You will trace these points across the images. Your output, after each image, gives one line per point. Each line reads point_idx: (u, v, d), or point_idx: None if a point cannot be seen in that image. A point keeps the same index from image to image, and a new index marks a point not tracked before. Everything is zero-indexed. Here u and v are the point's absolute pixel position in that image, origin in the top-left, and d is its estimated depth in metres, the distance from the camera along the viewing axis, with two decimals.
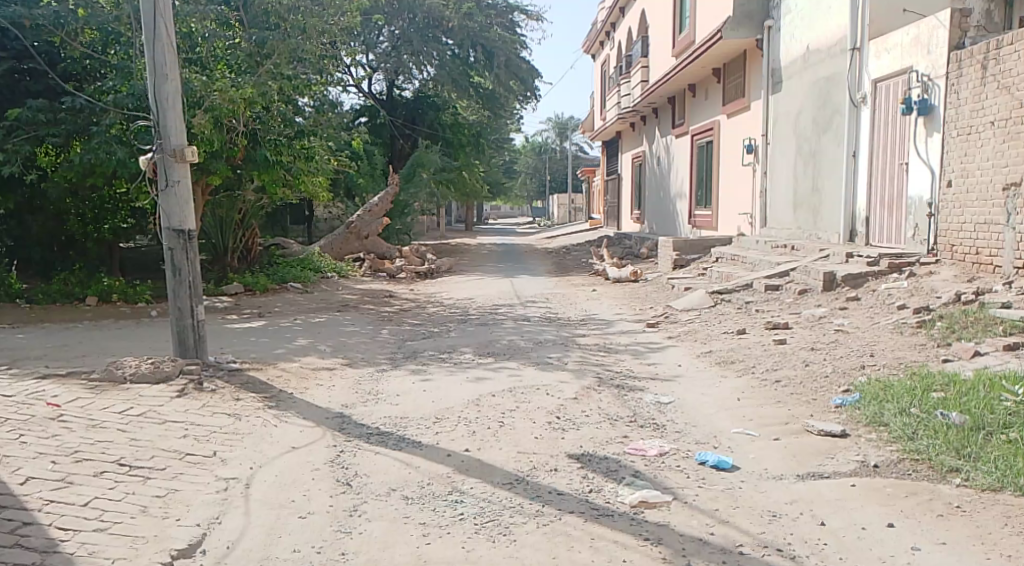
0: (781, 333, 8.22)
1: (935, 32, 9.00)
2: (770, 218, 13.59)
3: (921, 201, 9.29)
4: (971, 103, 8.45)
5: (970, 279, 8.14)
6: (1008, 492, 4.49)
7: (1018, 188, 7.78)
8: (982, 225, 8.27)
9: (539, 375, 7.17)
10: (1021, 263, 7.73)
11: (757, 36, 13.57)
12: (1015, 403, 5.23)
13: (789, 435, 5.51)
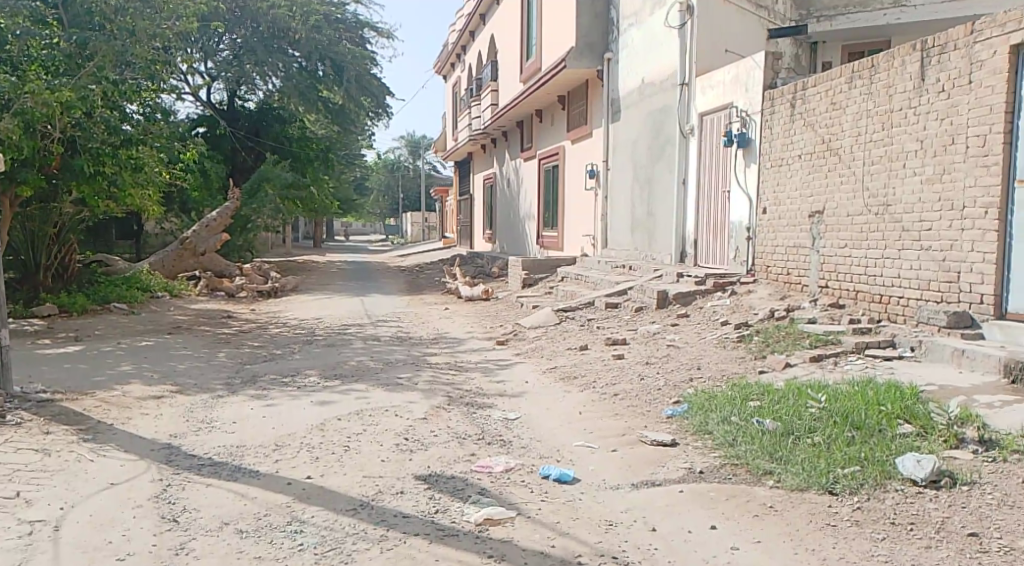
0: (620, 348, 8.61)
1: (751, 72, 9.76)
2: (610, 240, 14.20)
3: (741, 225, 10.06)
4: (782, 138, 9.25)
5: (782, 297, 8.90)
6: (813, 491, 4.90)
7: (822, 215, 8.57)
8: (792, 249, 9.05)
9: (387, 397, 7.15)
10: (824, 283, 8.53)
11: (598, 67, 14.22)
12: (819, 409, 5.75)
13: (626, 446, 5.79)
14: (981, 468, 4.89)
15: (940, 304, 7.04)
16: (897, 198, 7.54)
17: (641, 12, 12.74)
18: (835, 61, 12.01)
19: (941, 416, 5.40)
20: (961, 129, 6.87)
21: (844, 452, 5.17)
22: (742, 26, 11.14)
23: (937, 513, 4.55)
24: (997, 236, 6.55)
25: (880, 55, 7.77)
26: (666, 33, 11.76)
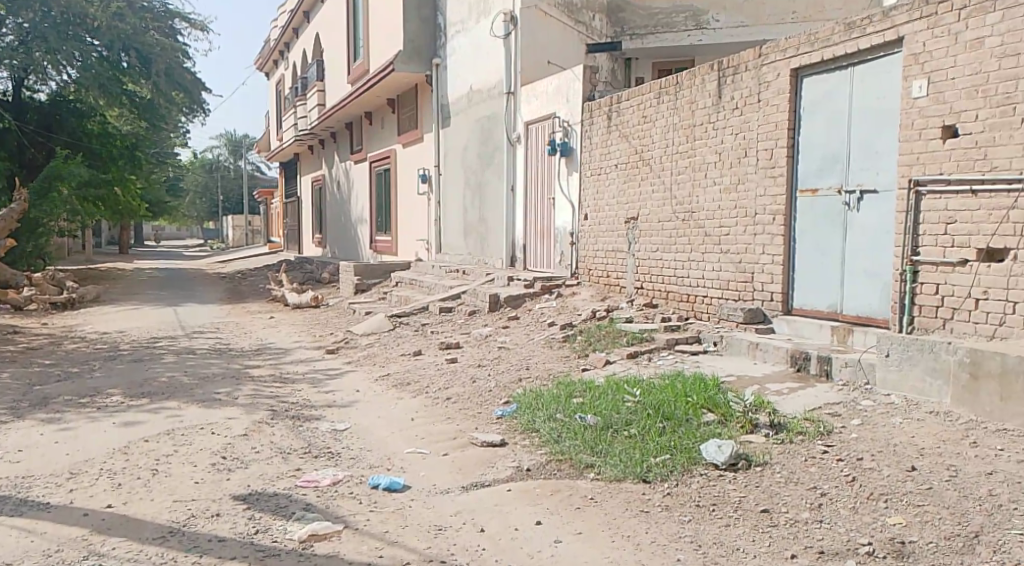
0: (453, 352, 8.77)
1: (571, 84, 10.21)
2: (444, 244, 14.37)
3: (564, 231, 10.52)
4: (600, 148, 9.77)
5: (603, 298, 9.41)
6: (629, 481, 5.07)
7: (637, 221, 9.13)
8: (611, 253, 9.59)
9: (204, 414, 6.90)
10: (639, 285, 9.10)
11: (427, 72, 14.34)
12: (634, 401, 6.06)
13: (457, 449, 5.91)
14: (772, 449, 5.28)
15: (738, 301, 7.72)
16: (700, 206, 8.18)
17: (467, 21, 13.01)
18: (647, 78, 12.78)
19: (739, 404, 5.82)
20: (753, 143, 7.55)
21: (657, 442, 5.43)
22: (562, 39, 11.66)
23: (734, 493, 4.81)
24: (783, 239, 7.26)
25: (684, 74, 8.38)
26: (492, 42, 12.08)
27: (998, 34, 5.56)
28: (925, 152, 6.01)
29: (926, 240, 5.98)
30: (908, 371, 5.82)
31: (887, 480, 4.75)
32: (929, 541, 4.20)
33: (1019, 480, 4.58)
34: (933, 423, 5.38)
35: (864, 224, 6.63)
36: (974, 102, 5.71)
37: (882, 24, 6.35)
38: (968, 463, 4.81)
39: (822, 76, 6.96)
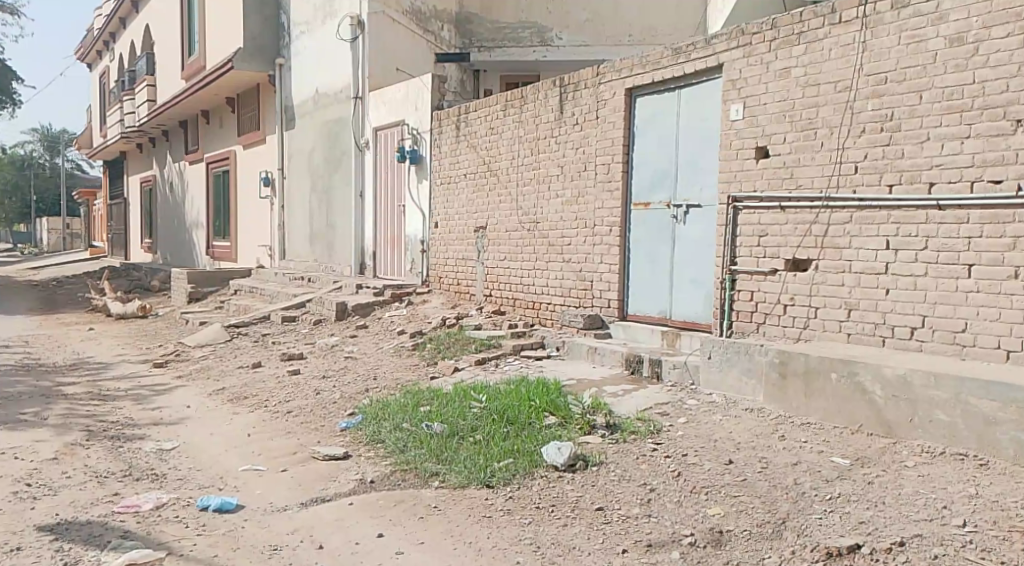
0: (296, 363, 8.63)
1: (420, 91, 10.31)
2: (288, 251, 14.07)
3: (415, 239, 10.61)
4: (449, 157, 9.93)
5: (453, 306, 9.56)
6: (474, 486, 5.12)
7: (485, 230, 9.35)
8: (460, 261, 9.76)
9: (8, 438, 6.43)
10: (488, 292, 9.32)
11: (269, 72, 13.97)
12: (480, 407, 6.16)
13: (296, 465, 5.77)
14: (607, 448, 5.53)
15: (579, 308, 8.09)
16: (544, 217, 8.49)
17: (312, 22, 12.82)
18: (495, 90, 12.96)
19: (578, 406, 6.05)
20: (591, 158, 7.94)
21: (501, 447, 5.53)
22: (411, 47, 11.75)
23: (571, 493, 4.97)
24: (618, 248, 7.68)
25: (528, 87, 8.67)
26: (338, 46, 11.98)
27: (802, 65, 6.15)
28: (741, 171, 6.56)
29: (743, 252, 6.55)
30: (727, 371, 6.31)
31: (708, 474, 5.11)
32: (743, 529, 4.50)
33: (821, 469, 5.06)
34: (748, 419, 5.88)
35: (689, 235, 7.13)
36: (782, 126, 6.29)
37: (705, 50, 6.86)
38: (778, 455, 5.29)
39: (653, 96, 7.43)
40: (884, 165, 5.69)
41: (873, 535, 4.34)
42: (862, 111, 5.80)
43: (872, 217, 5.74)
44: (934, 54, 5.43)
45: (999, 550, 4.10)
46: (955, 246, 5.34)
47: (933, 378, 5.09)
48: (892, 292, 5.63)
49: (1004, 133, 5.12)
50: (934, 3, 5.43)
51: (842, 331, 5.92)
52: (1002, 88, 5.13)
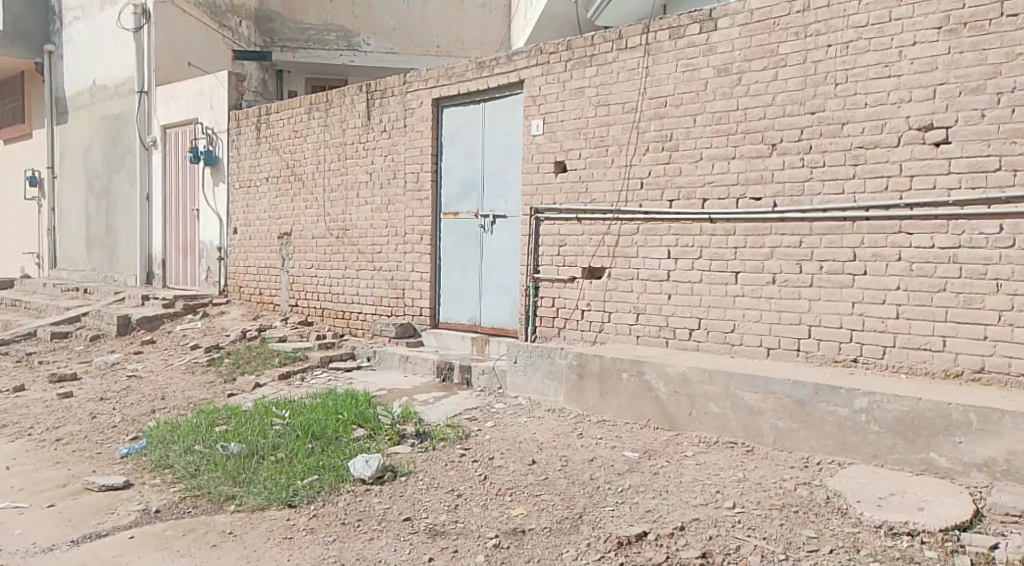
0: (68, 386, 7.76)
1: (216, 90, 10.03)
2: (61, 258, 13.02)
3: (211, 245, 10.27)
4: (248, 159, 9.70)
5: (254, 317, 9.35)
6: (273, 507, 4.99)
7: (290, 237, 9.23)
8: (262, 269, 9.57)
9: None
10: (294, 303, 9.21)
11: (37, 59, 12.86)
12: (282, 424, 6.04)
13: (65, 499, 5.23)
14: (416, 458, 5.67)
15: (390, 317, 8.19)
16: (353, 223, 8.52)
17: (88, 8, 11.99)
18: (301, 91, 13.00)
19: (387, 417, 6.15)
20: (400, 166, 8.05)
21: (304, 463, 5.45)
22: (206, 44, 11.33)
23: (379, 505, 5.02)
24: (429, 257, 7.85)
25: (332, 92, 8.65)
26: (122, 37, 11.22)
27: (594, 85, 6.59)
28: (539, 185, 6.95)
29: (545, 260, 6.93)
30: (532, 375, 6.69)
31: (513, 475, 5.38)
32: (544, 526, 4.75)
33: (614, 463, 5.49)
34: (551, 420, 6.28)
35: (495, 244, 7.44)
36: (578, 142, 6.70)
37: (507, 66, 7.16)
38: (576, 452, 5.68)
39: (459, 108, 7.66)
40: (664, 181, 6.23)
41: (657, 522, 4.70)
42: (646, 131, 6.32)
43: (656, 229, 6.28)
44: (705, 82, 6.01)
45: (761, 527, 4.57)
46: (725, 255, 5.96)
47: (708, 374, 5.68)
48: (674, 297, 6.20)
49: (763, 155, 5.78)
50: (705, 35, 6.01)
51: (632, 333, 6.44)
52: (761, 115, 5.78)
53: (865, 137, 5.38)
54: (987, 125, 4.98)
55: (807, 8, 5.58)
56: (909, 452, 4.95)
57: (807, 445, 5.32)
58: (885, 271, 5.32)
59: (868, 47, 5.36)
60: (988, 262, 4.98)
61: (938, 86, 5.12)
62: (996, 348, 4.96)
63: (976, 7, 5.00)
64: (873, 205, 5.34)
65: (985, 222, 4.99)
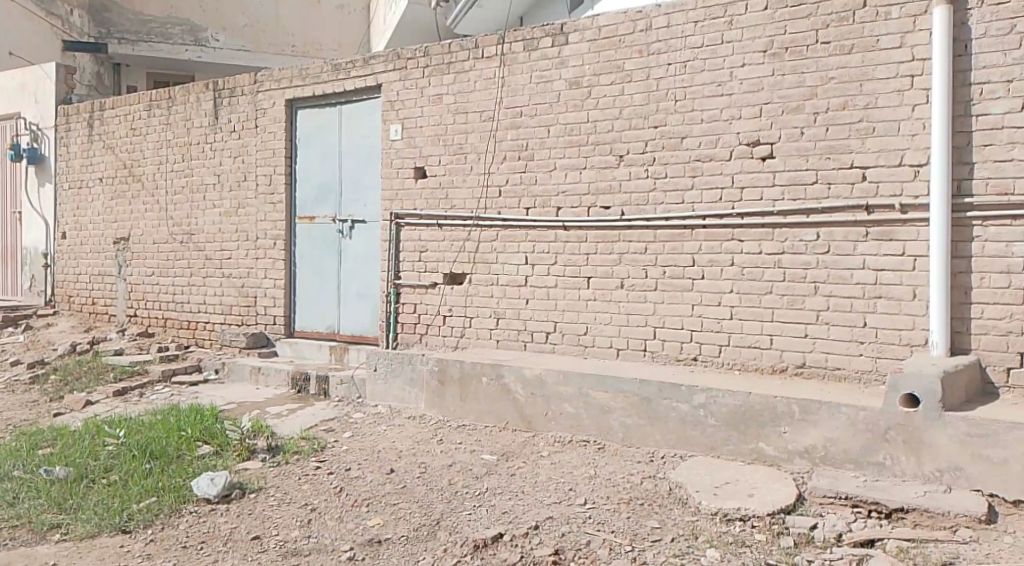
0: None
1: (42, 82, 9.40)
2: None
3: (36, 251, 9.55)
4: (79, 158, 9.09)
5: (86, 330, 8.77)
6: (106, 534, 4.67)
7: (127, 242, 8.73)
8: (96, 277, 8.99)
9: None
10: (132, 313, 8.71)
11: None
12: (116, 444, 5.69)
13: None
14: (266, 473, 5.48)
15: (241, 326, 7.89)
16: (199, 228, 8.15)
17: None
18: (140, 87, 12.34)
19: (235, 432, 5.92)
20: (251, 168, 7.76)
21: (141, 485, 5.15)
22: (31, 33, 10.53)
23: (224, 525, 4.81)
24: (283, 263, 7.62)
25: (175, 89, 8.26)
26: None
27: (452, 93, 6.61)
28: (401, 190, 6.87)
29: (405, 266, 6.87)
30: (390, 382, 6.63)
31: (369, 486, 5.29)
32: (399, 535, 4.69)
33: (471, 467, 5.51)
34: (409, 427, 6.25)
35: (353, 249, 7.32)
36: (436, 148, 6.69)
37: (363, 70, 7.07)
38: (435, 458, 5.66)
39: (315, 110, 7.49)
40: (521, 190, 6.31)
41: (513, 523, 4.75)
42: (503, 140, 6.38)
43: (513, 236, 6.36)
44: (558, 94, 6.16)
45: (610, 521, 4.71)
46: (578, 261, 6.11)
47: (563, 375, 5.81)
48: (531, 302, 6.29)
49: (611, 166, 5.97)
50: (557, 49, 6.16)
51: (491, 337, 6.48)
52: (609, 127, 5.97)
53: (701, 151, 5.66)
54: (806, 141, 5.35)
55: (649, 27, 5.82)
56: (742, 443, 5.23)
57: (652, 441, 5.53)
58: (720, 275, 5.61)
59: (703, 67, 5.65)
60: (807, 267, 5.35)
61: (764, 105, 5.46)
62: (815, 345, 5.33)
63: (795, 33, 5.37)
64: (710, 213, 5.62)
65: (805, 230, 5.36)
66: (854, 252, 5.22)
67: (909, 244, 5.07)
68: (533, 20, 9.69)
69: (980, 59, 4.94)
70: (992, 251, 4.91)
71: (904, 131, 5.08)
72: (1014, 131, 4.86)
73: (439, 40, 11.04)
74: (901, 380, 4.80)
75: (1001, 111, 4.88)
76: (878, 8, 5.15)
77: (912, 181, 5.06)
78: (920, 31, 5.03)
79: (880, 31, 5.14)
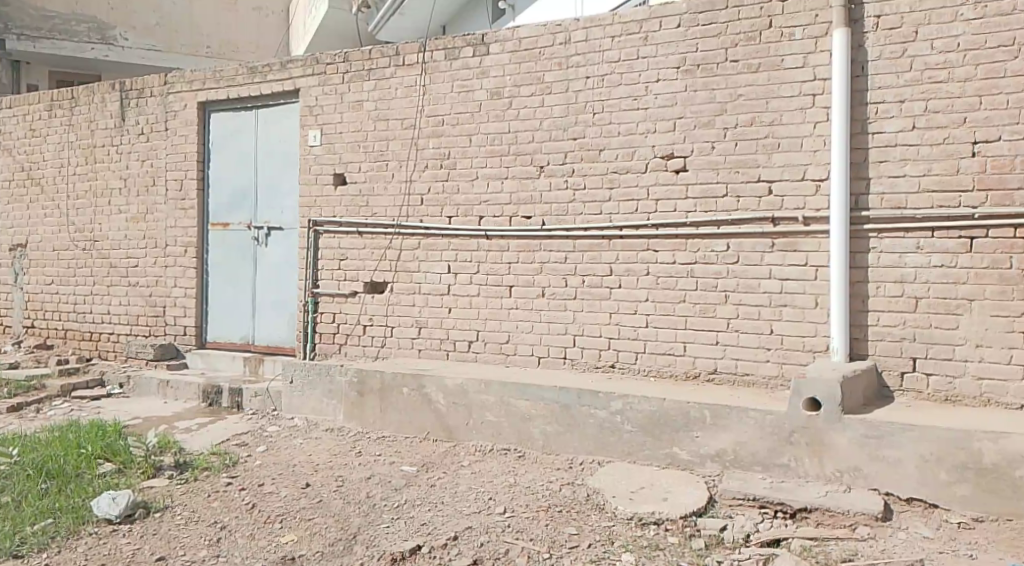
0: None
1: None
2: None
3: None
4: None
5: None
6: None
7: (25, 249, 8.29)
8: None
9: None
10: (29, 324, 8.26)
11: None
12: (9, 464, 5.39)
13: None
14: (174, 490, 5.29)
15: (148, 337, 7.58)
16: (103, 235, 7.81)
17: None
18: (42, 87, 11.71)
19: (140, 448, 5.70)
20: (160, 172, 7.49)
21: (37, 507, 4.90)
22: None
23: (128, 546, 4.61)
24: (195, 271, 7.38)
25: (78, 88, 7.91)
26: None
27: (372, 99, 6.55)
28: (320, 197, 6.76)
29: (324, 274, 6.76)
30: (307, 393, 6.51)
31: (283, 501, 5.17)
32: (314, 551, 4.60)
33: (390, 479, 5.46)
34: (327, 440, 6.15)
35: (270, 256, 7.16)
36: (357, 155, 6.61)
37: (280, 73, 6.93)
38: (353, 471, 5.59)
39: (230, 113, 7.29)
40: (444, 198, 6.30)
41: (431, 534, 4.73)
42: (425, 147, 6.36)
43: (435, 244, 6.34)
44: (479, 103, 6.18)
45: (528, 529, 4.74)
46: (500, 270, 6.14)
47: (484, 384, 5.82)
48: (453, 311, 6.28)
49: (532, 177, 6.02)
50: (478, 59, 6.19)
51: (413, 347, 6.44)
52: (530, 138, 6.03)
53: (619, 163, 5.78)
54: (717, 156, 5.53)
55: (568, 40, 5.91)
56: (656, 449, 5.36)
57: (571, 448, 5.60)
58: (636, 284, 5.73)
59: (620, 81, 5.77)
60: (718, 277, 5.53)
61: (677, 120, 5.62)
62: (726, 351, 5.51)
63: (707, 52, 5.55)
64: (627, 224, 5.74)
65: (716, 241, 5.53)
66: (762, 263, 5.43)
67: (812, 255, 5.30)
68: (454, 29, 9.68)
69: (876, 80, 5.22)
70: (886, 262, 5.19)
71: (807, 147, 5.31)
72: (907, 148, 5.14)
73: (359, 46, 10.97)
74: (804, 385, 4.98)
75: (895, 129, 5.17)
76: (783, 29, 5.37)
77: (814, 195, 5.29)
78: (821, 53, 5.28)
79: (785, 51, 5.37)
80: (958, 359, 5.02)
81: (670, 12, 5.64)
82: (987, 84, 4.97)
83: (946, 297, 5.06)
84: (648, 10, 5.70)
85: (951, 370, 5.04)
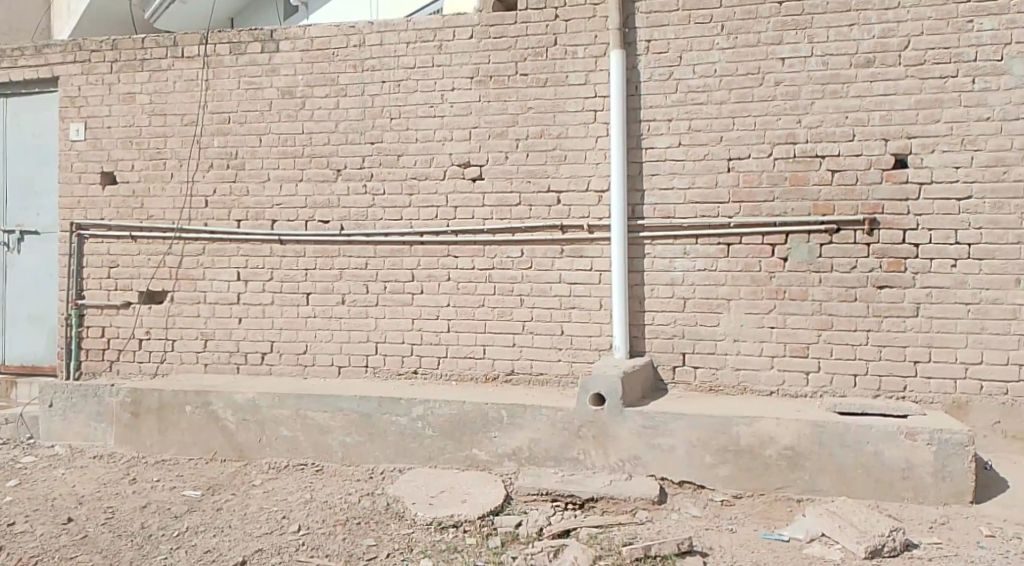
0: None
1: None
2: None
3: None
4: None
5: None
6: None
7: None
8: None
9: None
10: None
11: None
12: None
13: None
14: None
15: None
16: None
17: None
18: None
19: None
20: None
21: None
22: None
23: None
24: None
25: None
26: None
27: (146, 93, 6.05)
28: (85, 197, 6.11)
29: (90, 283, 6.12)
30: (70, 417, 5.87)
31: (39, 540, 4.59)
32: None
33: (170, 506, 5.05)
34: (96, 468, 5.57)
35: (22, 265, 6.34)
36: (128, 152, 6.06)
37: (34, 59, 6.18)
38: (126, 501, 5.10)
39: None
40: (232, 201, 5.96)
41: (217, 561, 4.43)
42: (209, 146, 5.98)
43: (223, 250, 5.98)
44: (269, 102, 5.93)
45: (324, 545, 4.59)
46: (296, 277, 5.92)
47: (277, 398, 5.57)
48: (244, 320, 5.96)
49: (328, 180, 5.88)
50: (267, 56, 5.93)
51: (199, 361, 6.01)
52: (325, 140, 5.88)
53: (417, 169, 5.80)
54: (510, 165, 5.73)
55: (362, 43, 5.85)
56: (456, 451, 5.43)
57: (372, 458, 5.50)
58: (437, 290, 5.79)
59: (416, 88, 5.81)
60: (514, 281, 5.73)
61: (472, 129, 5.76)
62: (522, 353, 5.71)
63: (498, 64, 5.75)
64: (427, 230, 5.78)
65: (511, 247, 5.73)
66: (552, 268, 5.70)
67: (596, 260, 5.66)
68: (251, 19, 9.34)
69: (648, 99, 5.69)
70: (659, 266, 5.68)
71: (591, 159, 5.65)
72: (674, 163, 5.65)
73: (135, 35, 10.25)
74: (591, 381, 5.29)
75: (665, 145, 5.66)
76: (567, 46, 5.69)
77: (597, 205, 5.64)
78: (601, 71, 5.65)
79: (569, 68, 5.69)
80: (720, 353, 5.59)
81: (463, 22, 5.77)
82: (739, 107, 5.57)
83: (710, 297, 5.61)
84: (441, 19, 5.79)
85: (715, 363, 5.61)
